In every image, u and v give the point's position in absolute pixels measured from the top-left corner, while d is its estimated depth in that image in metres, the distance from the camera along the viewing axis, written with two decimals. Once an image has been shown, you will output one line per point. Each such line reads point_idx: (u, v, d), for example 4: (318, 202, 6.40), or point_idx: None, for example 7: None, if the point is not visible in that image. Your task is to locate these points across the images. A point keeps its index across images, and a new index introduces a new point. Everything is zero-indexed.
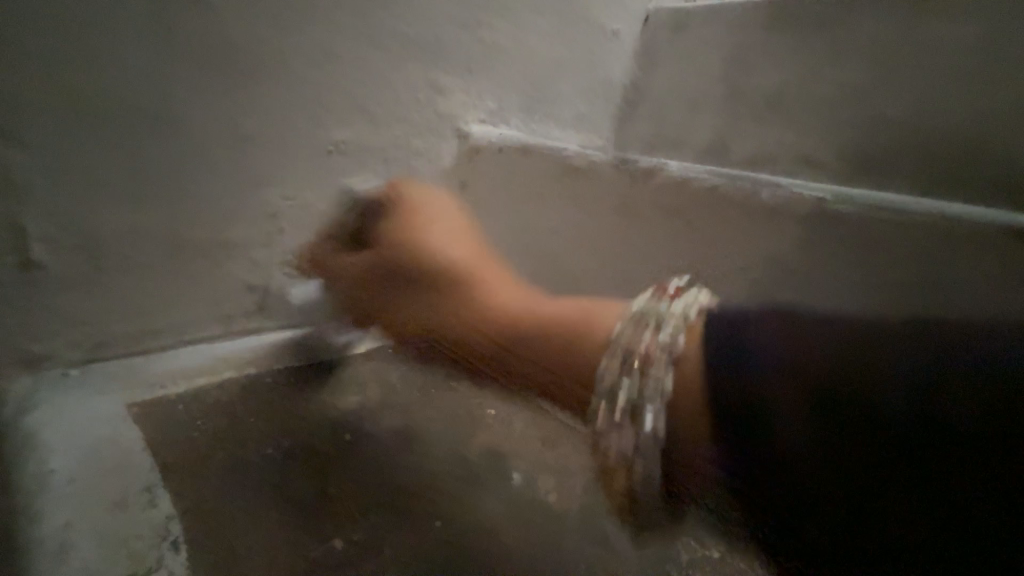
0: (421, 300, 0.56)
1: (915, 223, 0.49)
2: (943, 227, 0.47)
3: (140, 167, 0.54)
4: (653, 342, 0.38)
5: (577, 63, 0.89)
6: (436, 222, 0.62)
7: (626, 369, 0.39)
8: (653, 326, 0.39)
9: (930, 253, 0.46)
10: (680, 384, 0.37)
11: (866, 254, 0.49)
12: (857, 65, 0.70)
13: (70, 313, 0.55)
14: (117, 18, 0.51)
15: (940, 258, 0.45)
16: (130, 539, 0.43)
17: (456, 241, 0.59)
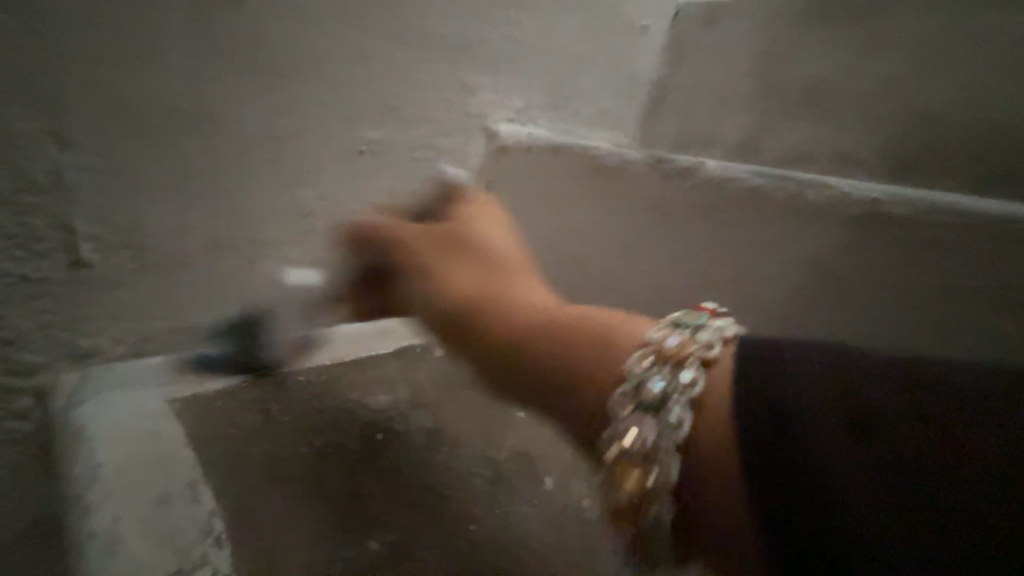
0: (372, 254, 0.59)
1: (969, 222, 0.46)
2: (999, 226, 0.45)
3: (182, 167, 0.56)
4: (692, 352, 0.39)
5: (604, 59, 0.88)
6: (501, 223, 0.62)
7: (660, 366, 0.39)
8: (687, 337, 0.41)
9: (972, 260, 0.46)
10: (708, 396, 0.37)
11: (910, 258, 0.49)
12: (904, 56, 0.67)
13: (115, 310, 0.57)
14: (162, 23, 0.52)
15: (983, 265, 0.46)
16: (175, 533, 0.42)
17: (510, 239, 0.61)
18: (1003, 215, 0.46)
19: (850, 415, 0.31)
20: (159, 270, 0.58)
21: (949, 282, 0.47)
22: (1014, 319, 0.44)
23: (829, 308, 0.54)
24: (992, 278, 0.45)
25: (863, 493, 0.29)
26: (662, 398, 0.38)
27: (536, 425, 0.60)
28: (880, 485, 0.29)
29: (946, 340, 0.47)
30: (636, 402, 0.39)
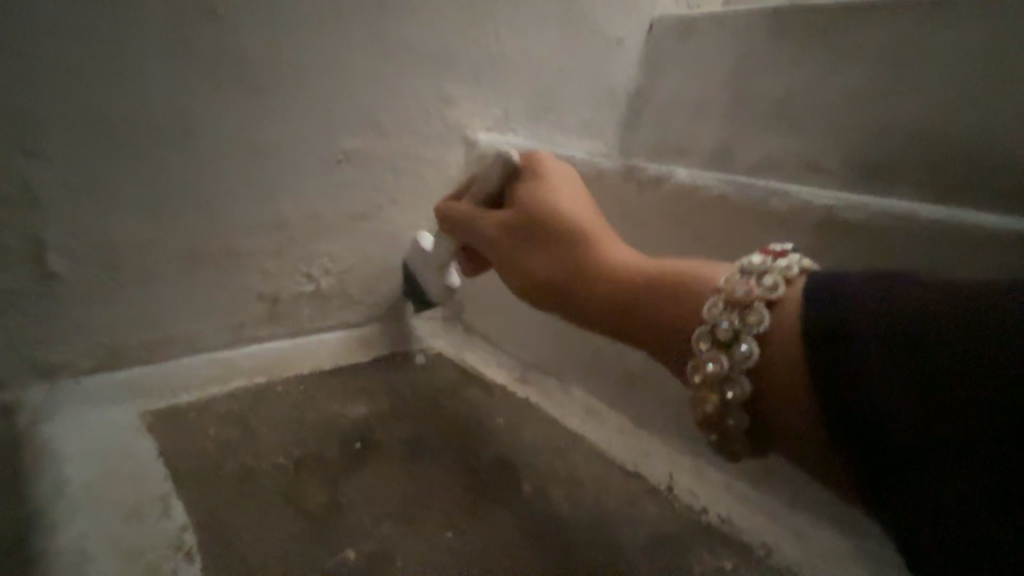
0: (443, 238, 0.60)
1: (923, 228, 0.48)
2: (951, 230, 0.46)
3: (158, 179, 0.56)
4: (737, 317, 0.33)
5: (583, 70, 0.90)
6: (573, 182, 0.52)
7: (730, 312, 0.33)
8: (753, 278, 0.34)
9: (926, 262, 0.48)
10: (765, 356, 0.31)
11: (867, 262, 0.51)
12: (865, 70, 0.70)
13: (86, 323, 0.55)
14: (140, 35, 0.51)
15: (937, 266, 0.47)
16: (145, 549, 0.42)
17: (588, 202, 0.50)
18: (954, 219, 0.47)
19: (930, 360, 0.24)
20: (130, 282, 0.57)
21: None
22: None
23: None
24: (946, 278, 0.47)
25: (961, 452, 0.23)
26: (729, 338, 0.33)
27: (517, 431, 0.61)
28: (984, 444, 0.23)
29: None
30: (711, 343, 0.33)
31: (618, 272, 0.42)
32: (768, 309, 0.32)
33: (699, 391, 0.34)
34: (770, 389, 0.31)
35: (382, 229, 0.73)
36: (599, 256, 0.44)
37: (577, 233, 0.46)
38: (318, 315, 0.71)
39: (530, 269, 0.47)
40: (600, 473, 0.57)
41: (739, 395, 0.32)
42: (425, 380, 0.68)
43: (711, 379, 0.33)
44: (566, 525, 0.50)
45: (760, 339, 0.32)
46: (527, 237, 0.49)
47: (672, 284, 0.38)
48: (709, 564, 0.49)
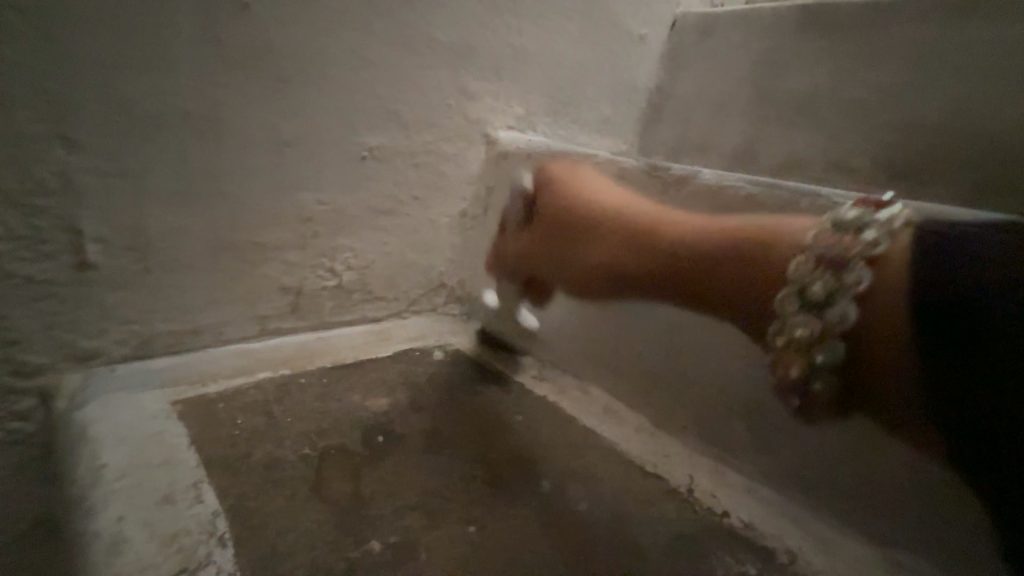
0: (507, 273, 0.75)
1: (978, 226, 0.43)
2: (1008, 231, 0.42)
3: (188, 170, 0.57)
4: (845, 279, 0.47)
5: (604, 67, 0.89)
6: (586, 176, 0.71)
7: (821, 268, 0.48)
8: (850, 234, 0.48)
9: None
10: (865, 303, 0.46)
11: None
12: (898, 68, 0.68)
13: (118, 312, 0.57)
14: (170, 27, 0.52)
15: None
16: (178, 534, 0.41)
17: (608, 185, 0.70)
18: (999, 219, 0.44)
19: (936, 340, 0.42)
20: (160, 272, 0.58)
21: None
22: None
23: None
24: None
25: (991, 394, 0.39)
26: (829, 297, 0.47)
27: (536, 428, 0.61)
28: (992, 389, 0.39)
29: None
30: (799, 305, 0.49)
31: (681, 236, 0.60)
32: (868, 267, 0.46)
33: (800, 342, 0.49)
34: (870, 323, 0.45)
35: (403, 225, 0.74)
36: (679, 228, 0.61)
37: (636, 223, 0.65)
38: (339, 309, 0.72)
39: (591, 256, 0.67)
40: (619, 472, 0.57)
41: (845, 323, 0.46)
42: (444, 375, 0.68)
43: (819, 332, 0.48)
44: (588, 524, 0.49)
45: (854, 296, 0.46)
46: (574, 221, 0.70)
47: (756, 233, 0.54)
48: (732, 567, 0.48)
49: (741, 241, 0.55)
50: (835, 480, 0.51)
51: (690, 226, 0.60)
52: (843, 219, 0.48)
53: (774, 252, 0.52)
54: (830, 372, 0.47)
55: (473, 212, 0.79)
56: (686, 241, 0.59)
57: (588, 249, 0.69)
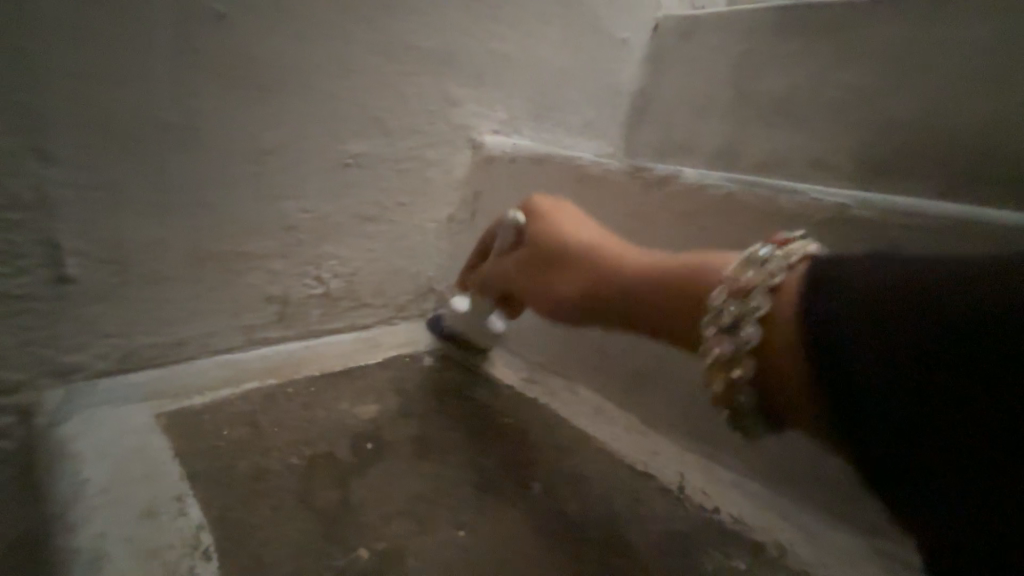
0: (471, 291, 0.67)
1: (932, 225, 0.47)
2: (963, 228, 0.46)
3: (166, 181, 0.56)
4: (739, 304, 0.36)
5: (586, 71, 0.90)
6: (566, 210, 0.58)
7: (735, 298, 0.37)
8: (757, 265, 0.37)
9: None
10: (767, 337, 0.35)
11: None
12: (872, 67, 0.70)
13: (98, 326, 0.56)
14: (145, 38, 0.52)
15: None
16: (162, 548, 0.41)
17: (586, 219, 0.57)
18: (971, 216, 0.46)
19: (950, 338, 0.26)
20: (142, 284, 0.58)
21: None
22: None
23: None
24: None
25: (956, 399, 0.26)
26: (733, 325, 0.36)
27: (525, 430, 0.61)
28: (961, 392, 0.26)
29: None
30: (717, 329, 0.37)
31: (613, 263, 0.49)
32: (766, 298, 0.35)
33: (709, 374, 0.38)
34: (775, 365, 0.34)
35: (389, 232, 0.74)
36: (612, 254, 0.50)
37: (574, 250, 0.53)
38: (326, 317, 0.71)
39: (554, 293, 0.53)
40: (609, 472, 0.57)
41: (743, 376, 0.36)
42: (433, 380, 0.68)
43: (718, 363, 0.37)
44: (578, 524, 0.49)
45: (761, 321, 0.35)
46: (550, 254, 0.54)
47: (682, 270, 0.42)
48: (719, 563, 0.49)
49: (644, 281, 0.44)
50: (822, 473, 0.51)
51: (623, 255, 0.49)
52: (761, 249, 0.38)
53: (689, 284, 0.41)
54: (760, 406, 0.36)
55: (459, 216, 0.80)
56: (621, 276, 0.47)
57: (564, 278, 0.52)
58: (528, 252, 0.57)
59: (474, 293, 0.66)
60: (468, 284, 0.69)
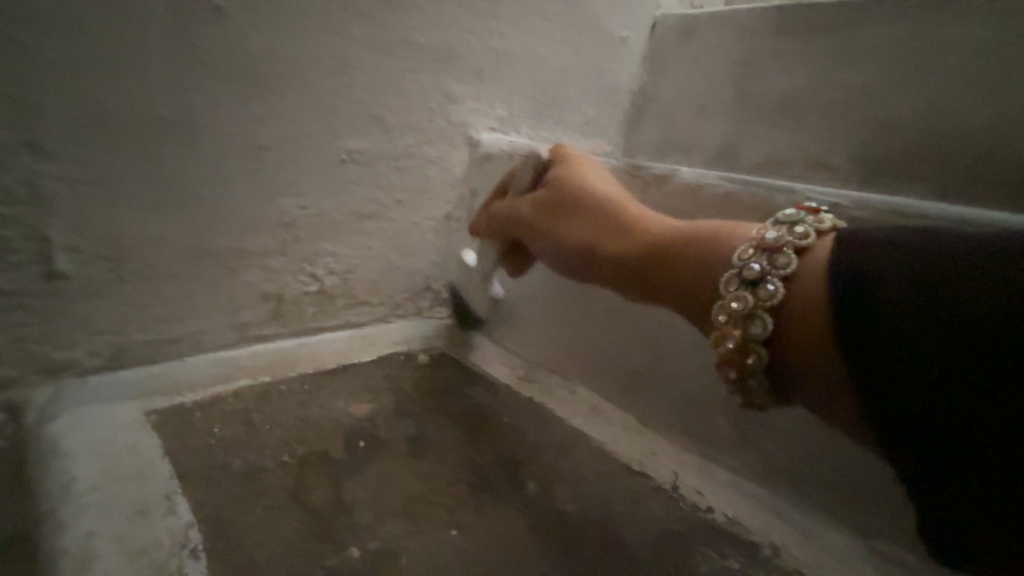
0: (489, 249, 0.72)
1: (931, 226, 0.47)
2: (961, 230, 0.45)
3: (161, 176, 0.56)
4: (767, 262, 0.41)
5: (586, 69, 0.90)
6: (591, 161, 0.63)
7: (759, 255, 0.42)
8: (786, 228, 0.42)
9: None
10: (788, 294, 0.39)
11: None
12: (872, 68, 0.70)
13: (91, 322, 0.56)
14: (139, 31, 0.51)
15: None
16: (151, 547, 0.40)
17: (605, 176, 0.61)
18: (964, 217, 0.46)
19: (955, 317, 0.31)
20: (135, 281, 0.57)
21: None
22: None
23: None
24: None
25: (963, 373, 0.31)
26: (756, 280, 0.41)
27: (522, 429, 0.61)
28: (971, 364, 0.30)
29: None
30: (739, 283, 0.42)
31: (638, 223, 0.54)
32: (795, 258, 0.40)
33: (723, 328, 0.41)
34: (791, 322, 0.39)
35: (386, 229, 0.74)
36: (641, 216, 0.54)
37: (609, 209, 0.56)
38: (322, 314, 0.71)
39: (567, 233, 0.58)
40: (605, 472, 0.57)
41: (762, 330, 0.40)
42: (429, 379, 0.68)
43: (735, 316, 0.41)
44: (573, 525, 0.49)
45: (784, 279, 0.40)
46: (562, 198, 0.60)
47: (703, 232, 0.47)
48: (716, 563, 0.48)
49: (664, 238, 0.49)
50: (816, 473, 0.51)
51: (648, 219, 0.54)
52: (791, 214, 0.44)
53: (706, 239, 0.46)
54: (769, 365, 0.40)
55: (457, 214, 0.80)
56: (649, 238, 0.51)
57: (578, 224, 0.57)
58: (536, 202, 0.62)
59: (485, 237, 0.72)
60: (478, 231, 0.73)
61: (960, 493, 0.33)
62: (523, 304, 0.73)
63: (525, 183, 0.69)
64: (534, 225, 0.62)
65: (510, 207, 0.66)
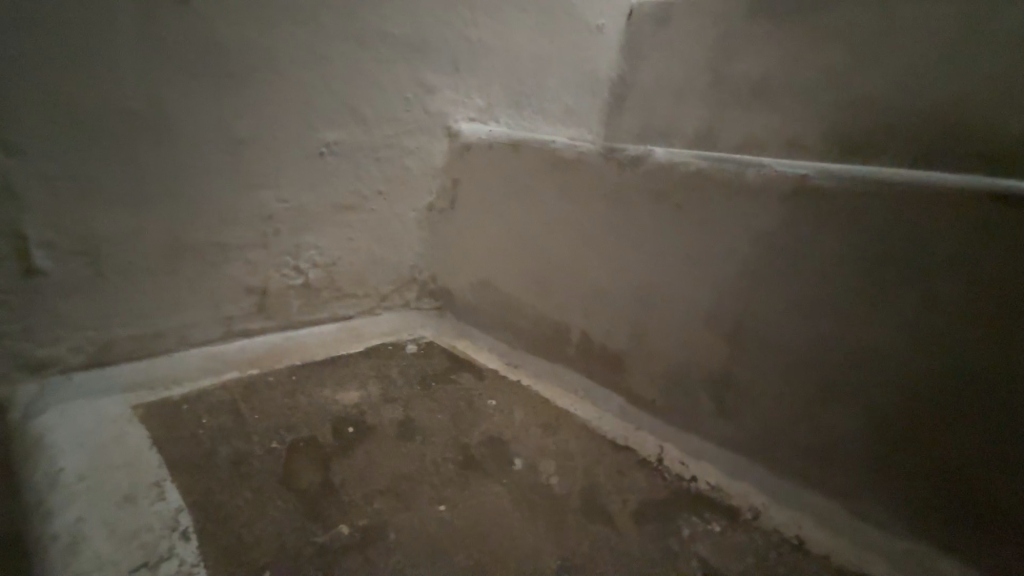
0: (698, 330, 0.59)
1: (864, 250, 0.47)
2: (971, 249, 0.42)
3: (138, 173, 0.56)
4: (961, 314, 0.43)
5: (564, 58, 0.93)
6: (754, 261, 0.54)
7: (867, 331, 0.48)
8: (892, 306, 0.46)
9: (901, 233, 0.45)
10: (928, 336, 0.45)
11: (847, 237, 0.48)
12: (839, 50, 0.73)
13: (72, 319, 0.56)
14: (105, 25, 0.51)
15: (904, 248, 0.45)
16: (139, 531, 0.39)
17: (756, 280, 0.54)
18: (950, 238, 0.43)
19: (1012, 381, 0.41)
20: (117, 277, 0.57)
21: (873, 255, 0.47)
22: (931, 341, 0.45)
23: (774, 293, 0.53)
24: (910, 260, 0.45)
25: (977, 408, 0.43)
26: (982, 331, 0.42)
27: (509, 409, 0.62)
28: (997, 410, 0.42)
29: (880, 348, 0.47)
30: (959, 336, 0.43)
31: (804, 306, 0.51)
32: (915, 318, 0.45)
33: (842, 352, 0.49)
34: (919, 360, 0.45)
35: (368, 221, 0.75)
36: (790, 305, 0.52)
37: (755, 298, 0.54)
38: (306, 307, 0.72)
39: (745, 313, 0.55)
40: (592, 447, 0.58)
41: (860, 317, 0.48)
42: (416, 366, 0.69)
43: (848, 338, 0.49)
44: (561, 497, 0.49)
45: (903, 317, 0.46)
46: (752, 285, 0.54)
47: (863, 314, 0.48)
48: (698, 527, 0.49)
49: (794, 234, 0.51)
50: (792, 438, 0.53)
51: (807, 308, 0.51)
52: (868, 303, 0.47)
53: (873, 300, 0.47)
54: (837, 341, 0.50)
55: (439, 205, 0.81)
56: (831, 309, 0.49)
57: (842, 301, 0.49)
58: (793, 299, 0.52)
59: (539, 255, 0.72)
60: (535, 272, 0.73)
61: (968, 484, 0.44)
62: (516, 291, 0.75)
63: (769, 255, 0.53)
64: (752, 324, 0.55)
65: (701, 301, 0.58)
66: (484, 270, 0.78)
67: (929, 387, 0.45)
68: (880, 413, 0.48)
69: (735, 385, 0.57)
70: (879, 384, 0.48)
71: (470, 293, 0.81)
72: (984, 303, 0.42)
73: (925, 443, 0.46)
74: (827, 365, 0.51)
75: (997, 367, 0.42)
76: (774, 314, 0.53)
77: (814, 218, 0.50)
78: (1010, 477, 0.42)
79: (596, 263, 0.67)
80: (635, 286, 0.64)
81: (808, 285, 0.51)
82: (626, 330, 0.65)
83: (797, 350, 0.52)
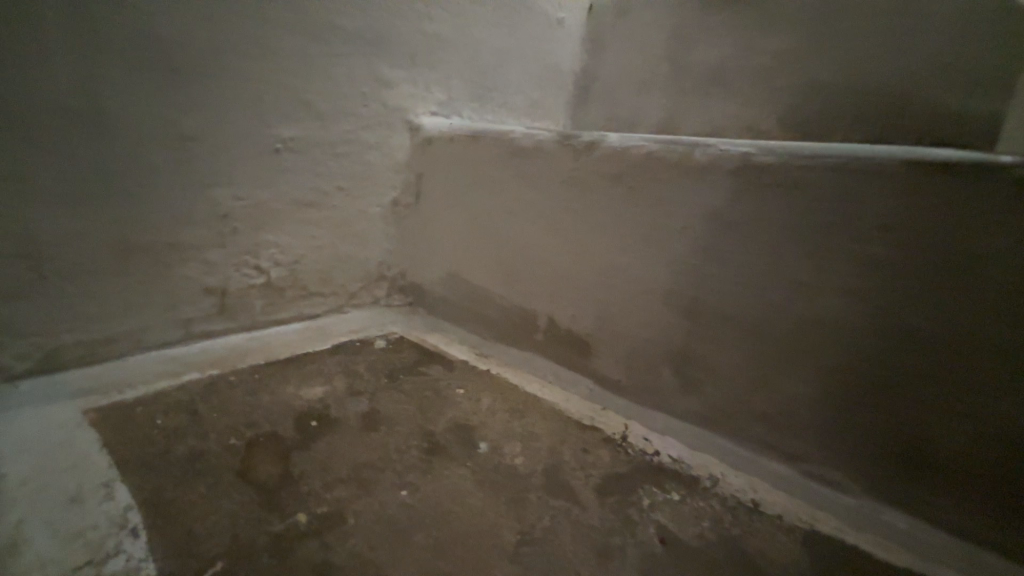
0: (658, 309, 0.60)
1: (819, 226, 0.48)
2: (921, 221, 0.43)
3: (78, 171, 0.54)
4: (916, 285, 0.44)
5: (524, 51, 0.94)
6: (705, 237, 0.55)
7: (829, 305, 0.49)
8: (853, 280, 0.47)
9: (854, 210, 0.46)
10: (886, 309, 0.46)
11: (804, 215, 0.49)
12: (784, 35, 0.76)
13: (16, 325, 0.54)
14: (32, 16, 0.48)
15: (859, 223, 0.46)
16: (86, 531, 0.39)
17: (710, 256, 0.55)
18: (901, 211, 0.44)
19: (969, 351, 0.43)
20: (62, 280, 0.56)
21: (831, 231, 0.48)
22: (891, 314, 0.46)
23: (725, 267, 0.55)
24: (867, 235, 0.46)
25: (939, 379, 0.44)
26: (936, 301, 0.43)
27: (478, 397, 0.62)
28: (956, 379, 0.44)
29: (845, 323, 0.48)
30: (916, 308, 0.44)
31: (757, 280, 0.53)
32: (874, 291, 0.46)
33: (803, 325, 0.51)
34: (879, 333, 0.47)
35: (331, 217, 0.75)
36: (743, 279, 0.54)
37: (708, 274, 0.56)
38: (270, 306, 0.72)
39: (701, 290, 0.57)
40: (558, 428, 0.58)
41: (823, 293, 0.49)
42: (384, 359, 0.69)
43: (807, 312, 0.50)
44: (523, 477, 0.50)
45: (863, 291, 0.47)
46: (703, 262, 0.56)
47: (819, 287, 0.49)
48: (658, 497, 0.50)
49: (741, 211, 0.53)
50: (750, 408, 0.55)
51: (762, 282, 0.52)
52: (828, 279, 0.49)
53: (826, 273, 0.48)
54: (798, 317, 0.51)
55: (405, 199, 0.82)
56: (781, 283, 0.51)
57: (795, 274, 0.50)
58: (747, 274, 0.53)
59: (503, 245, 0.73)
60: (501, 261, 0.74)
61: (934, 452, 0.46)
62: (483, 282, 0.76)
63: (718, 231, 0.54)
64: (707, 300, 0.56)
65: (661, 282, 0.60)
66: (451, 263, 0.79)
67: (892, 360, 0.46)
68: (847, 386, 0.49)
69: (693, 360, 0.58)
70: (846, 358, 0.49)
71: (440, 287, 0.81)
72: (941, 276, 0.43)
73: (892, 415, 0.47)
74: (781, 336, 0.52)
75: (954, 338, 0.43)
76: (725, 288, 0.55)
77: (761, 195, 0.51)
78: (973, 443, 0.44)
79: (557, 249, 0.68)
80: (596, 269, 0.65)
81: (756, 259, 0.52)
82: (589, 313, 0.66)
83: (752, 323, 0.54)
